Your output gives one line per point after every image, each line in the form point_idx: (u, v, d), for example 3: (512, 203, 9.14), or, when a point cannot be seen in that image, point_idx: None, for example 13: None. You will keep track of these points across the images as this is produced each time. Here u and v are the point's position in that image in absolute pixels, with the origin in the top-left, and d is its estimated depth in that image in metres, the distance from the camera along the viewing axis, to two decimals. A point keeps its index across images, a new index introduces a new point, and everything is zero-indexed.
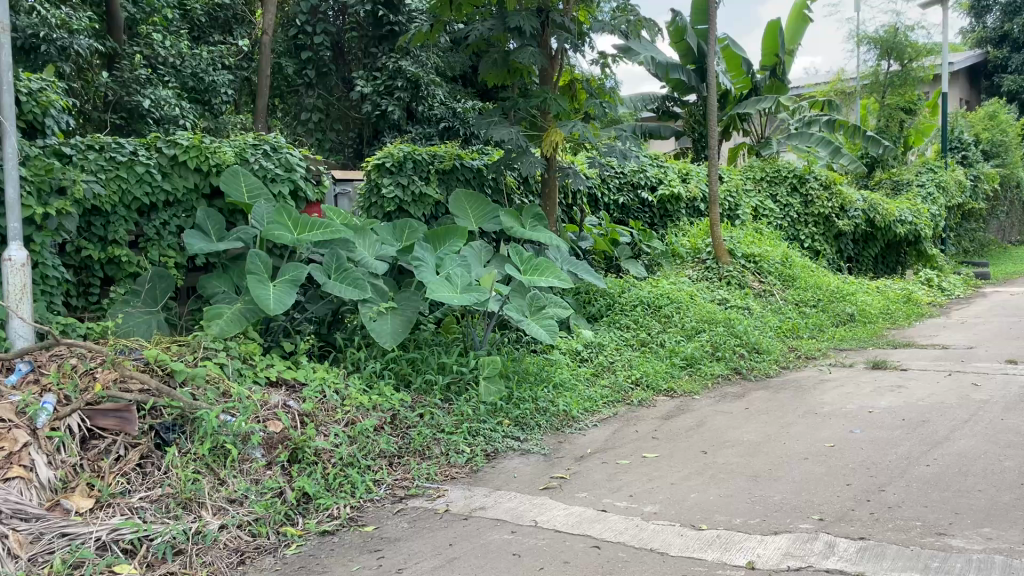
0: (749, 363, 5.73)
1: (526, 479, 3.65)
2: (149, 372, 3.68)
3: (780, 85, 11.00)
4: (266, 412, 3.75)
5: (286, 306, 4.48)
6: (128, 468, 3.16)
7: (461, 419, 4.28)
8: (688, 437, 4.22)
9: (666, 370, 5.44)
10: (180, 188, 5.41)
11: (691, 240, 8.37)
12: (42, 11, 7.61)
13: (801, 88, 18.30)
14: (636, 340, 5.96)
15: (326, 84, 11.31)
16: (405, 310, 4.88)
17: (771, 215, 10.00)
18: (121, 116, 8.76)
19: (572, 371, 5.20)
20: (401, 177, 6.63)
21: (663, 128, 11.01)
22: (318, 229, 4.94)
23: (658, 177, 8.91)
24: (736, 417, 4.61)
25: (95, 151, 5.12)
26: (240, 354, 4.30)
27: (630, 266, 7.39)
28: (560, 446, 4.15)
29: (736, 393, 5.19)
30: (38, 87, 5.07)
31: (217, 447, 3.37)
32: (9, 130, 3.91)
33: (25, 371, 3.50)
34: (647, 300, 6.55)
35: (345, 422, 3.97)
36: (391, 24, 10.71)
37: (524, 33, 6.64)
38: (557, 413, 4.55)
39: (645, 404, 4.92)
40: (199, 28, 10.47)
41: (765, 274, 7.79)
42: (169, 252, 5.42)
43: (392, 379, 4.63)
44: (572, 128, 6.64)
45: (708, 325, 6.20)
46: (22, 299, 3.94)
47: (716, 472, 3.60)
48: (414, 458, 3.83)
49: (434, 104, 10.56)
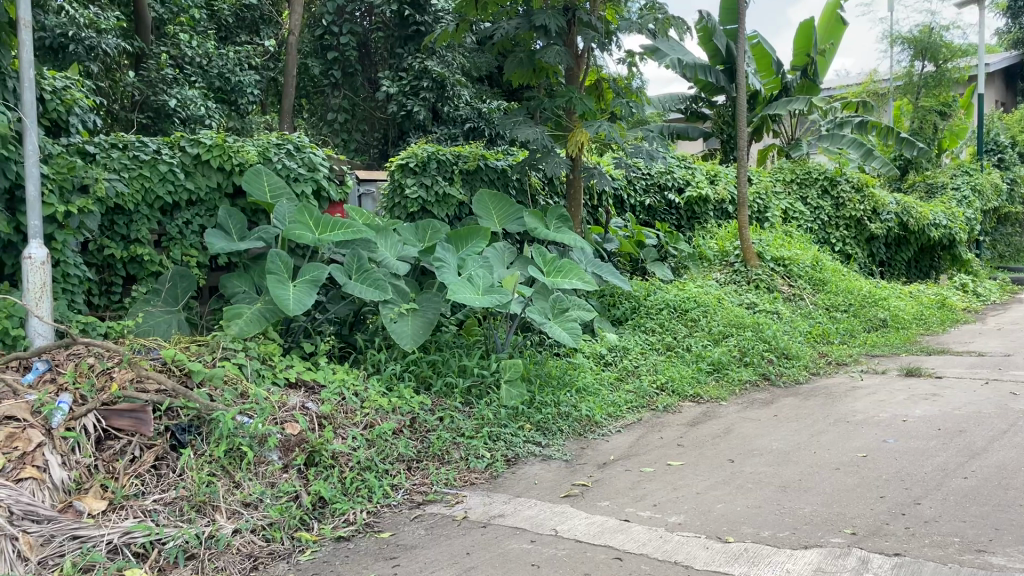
0: (777, 368, 5.59)
1: (547, 486, 3.56)
2: (167, 372, 3.64)
3: (813, 85, 10.89)
4: (284, 414, 3.70)
5: (306, 307, 4.42)
6: (142, 469, 3.12)
7: (481, 423, 4.20)
8: (715, 444, 4.11)
9: (693, 375, 5.32)
10: (202, 187, 5.39)
11: (719, 242, 8.22)
12: (71, 11, 7.67)
13: (832, 89, 18.04)
14: (662, 344, 5.84)
15: (352, 84, 11.30)
16: (426, 312, 4.81)
17: (801, 218, 9.80)
18: (148, 116, 8.80)
19: (595, 375, 5.10)
20: (424, 178, 6.58)
21: (690, 129, 10.83)
22: (340, 229, 4.89)
23: (686, 179, 8.77)
24: (764, 424, 4.48)
25: (118, 150, 5.13)
26: (259, 355, 4.25)
27: (656, 269, 7.27)
28: (583, 452, 4.06)
29: (765, 400, 5.06)
30: (63, 86, 5.08)
31: (233, 449, 3.31)
32: (30, 127, 3.88)
33: (42, 371, 3.47)
34: (673, 304, 6.43)
35: (364, 425, 3.90)
36: (417, 24, 10.67)
37: (549, 31, 6.51)
38: (579, 418, 4.46)
39: (670, 410, 4.80)
40: (226, 29, 10.51)
41: (795, 277, 7.62)
42: (191, 252, 5.40)
43: (412, 382, 4.56)
44: (597, 128, 6.51)
45: (736, 329, 6.07)
46: (41, 297, 3.92)
47: (744, 481, 3.49)
48: (433, 462, 3.76)
49: (460, 104, 10.53)
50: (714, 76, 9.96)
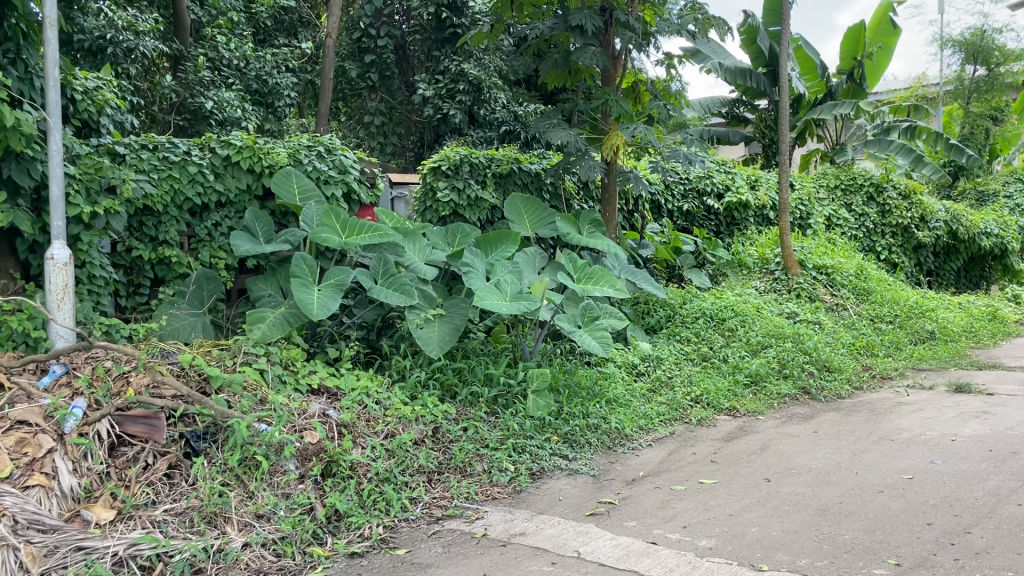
0: (818, 382, 5.37)
1: (572, 503, 3.41)
2: (185, 377, 3.57)
3: (859, 88, 10.46)
4: (303, 422, 3.60)
5: (330, 311, 4.32)
6: (155, 478, 3.04)
7: (506, 434, 4.07)
8: (751, 462, 3.92)
9: (729, 388, 5.12)
10: (232, 188, 5.34)
11: (759, 249, 7.99)
12: (109, 13, 7.73)
13: (880, 94, 17.59)
14: (698, 354, 5.65)
15: (389, 87, 11.26)
16: (453, 318, 4.69)
17: (845, 225, 9.48)
18: (185, 118, 8.85)
19: (627, 386, 4.93)
20: (457, 181, 6.46)
21: (732, 133, 10.55)
22: (367, 232, 4.79)
23: (726, 184, 8.54)
24: (804, 441, 4.28)
25: (148, 151, 5.11)
26: (282, 360, 4.16)
27: (693, 275, 7.07)
28: (611, 467, 3.89)
29: (805, 415, 4.84)
30: (94, 86, 5.07)
31: (247, 458, 3.21)
32: (54, 127, 3.86)
33: (59, 374, 3.40)
34: (710, 312, 6.24)
35: (385, 434, 3.79)
36: (455, 26, 10.58)
37: (586, 32, 6.34)
38: (608, 431, 4.30)
39: (704, 423, 4.62)
40: (265, 31, 10.56)
41: (838, 286, 7.36)
42: (219, 253, 5.36)
43: (436, 390, 4.44)
44: (634, 130, 6.31)
45: (775, 340, 5.84)
46: (63, 299, 3.91)
47: (780, 503, 3.30)
48: (454, 475, 3.63)
49: (496, 107, 10.43)
50: (756, 80, 9.80)
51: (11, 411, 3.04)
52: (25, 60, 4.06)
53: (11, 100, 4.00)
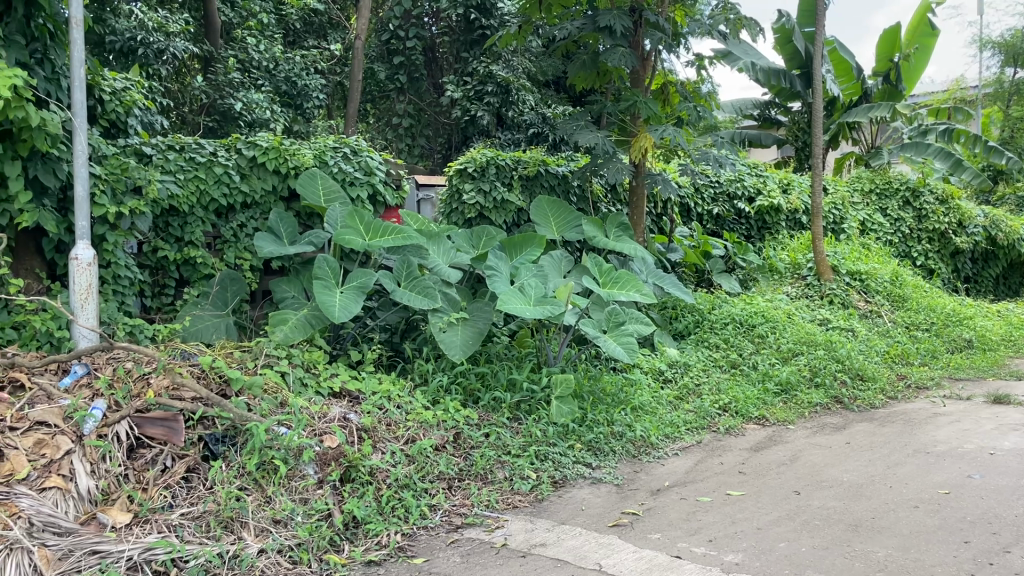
0: (850, 391, 5.23)
1: (595, 513, 3.33)
2: (206, 378, 3.54)
3: (894, 89, 10.31)
4: (322, 426, 3.56)
5: (352, 314, 4.28)
6: (173, 481, 3.02)
7: (529, 441, 4.00)
8: (780, 473, 3.81)
9: (759, 396, 5.00)
10: (258, 189, 5.34)
11: (791, 254, 7.84)
12: (140, 15, 7.83)
13: (917, 96, 17.25)
14: (726, 361, 5.54)
15: (418, 89, 11.24)
16: (476, 321, 4.63)
17: (880, 230, 9.27)
18: (214, 119, 8.90)
19: (654, 393, 4.84)
20: (483, 183, 6.41)
21: (764, 136, 10.38)
22: (391, 235, 4.75)
23: (757, 188, 8.39)
24: (836, 452, 4.16)
25: (175, 151, 5.12)
26: (303, 362, 4.12)
27: (722, 281, 6.94)
28: (635, 476, 3.81)
29: (837, 425, 4.71)
30: (122, 87, 5.09)
31: (266, 462, 3.17)
32: (79, 127, 3.87)
33: (80, 375, 3.39)
34: (740, 318, 6.11)
35: (406, 439, 3.74)
36: (483, 28, 10.54)
37: (614, 32, 6.25)
38: (633, 440, 4.20)
39: (733, 432, 4.51)
40: (294, 33, 10.60)
41: (873, 293, 7.18)
42: (244, 254, 5.35)
43: (458, 395, 4.38)
44: (663, 133, 6.18)
45: (806, 348, 5.71)
46: (87, 300, 3.91)
47: (810, 517, 3.19)
48: (475, 482, 3.57)
49: (524, 109, 10.34)
50: (789, 82, 9.65)
51: (31, 412, 3.02)
52: (53, 60, 4.08)
53: (38, 100, 4.01)
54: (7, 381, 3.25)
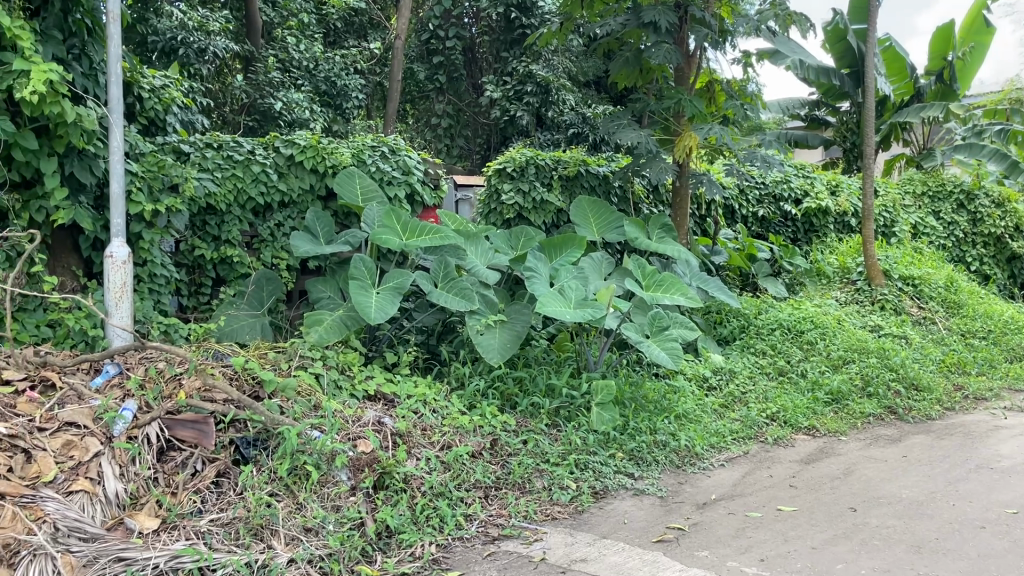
0: (905, 401, 5.00)
1: (638, 527, 3.18)
2: (239, 380, 3.46)
3: (949, 89, 9.93)
4: (356, 430, 3.46)
5: (388, 315, 4.18)
6: (203, 485, 2.93)
7: (569, 449, 3.85)
8: (834, 488, 3.62)
9: (808, 405, 4.80)
10: (295, 188, 5.28)
11: (840, 257, 7.59)
12: (181, 15, 7.89)
13: (970, 97, 16.71)
14: (773, 368, 5.34)
15: (457, 89, 11.15)
16: (514, 324, 4.49)
17: (932, 234, 8.94)
18: (254, 119, 8.89)
19: (698, 400, 4.66)
20: (522, 183, 6.29)
21: (811, 136, 10.11)
22: (428, 235, 4.64)
23: (804, 189, 8.14)
24: (891, 466, 3.94)
25: (213, 150, 5.08)
26: (338, 364, 4.03)
27: (768, 285, 6.74)
28: (680, 488, 3.64)
29: (892, 437, 4.49)
30: (162, 84, 5.07)
31: (298, 467, 3.07)
32: (115, 123, 3.83)
33: (111, 374, 3.34)
34: (787, 324, 5.90)
35: (441, 445, 3.62)
36: (523, 27, 10.43)
37: (659, 28, 6.07)
38: (677, 449, 4.04)
39: (782, 443, 4.32)
40: (335, 33, 10.59)
41: (926, 298, 6.91)
42: (281, 254, 5.29)
43: (496, 400, 4.25)
44: (708, 132, 6.04)
45: (858, 355, 5.48)
46: (121, 299, 3.85)
47: (868, 537, 3.00)
48: (512, 492, 3.44)
49: (564, 109, 10.19)
50: (840, 79, 9.38)
51: (60, 413, 2.96)
52: (91, 55, 4.05)
53: (75, 96, 3.98)
54: (39, 380, 3.19)
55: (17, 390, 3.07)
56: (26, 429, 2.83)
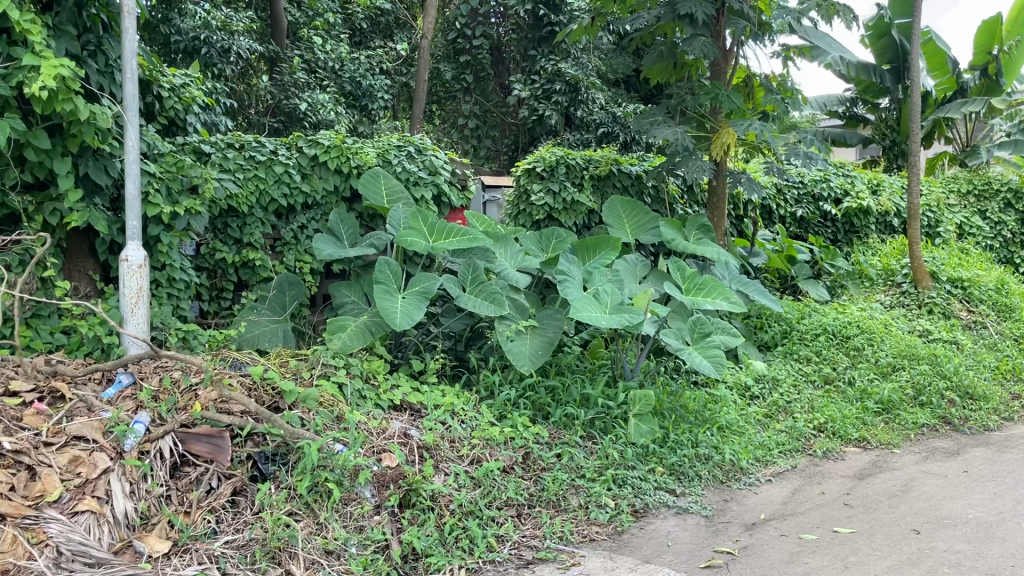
0: (960, 411, 4.71)
1: (683, 550, 2.95)
2: (257, 391, 3.28)
3: (994, 84, 9.53)
4: (381, 443, 3.27)
5: (414, 320, 3.98)
6: (218, 504, 2.75)
7: (605, 463, 3.63)
8: (894, 506, 3.36)
9: (858, 415, 4.52)
10: (319, 189, 5.11)
11: (883, 259, 7.28)
12: (205, 13, 7.75)
13: None
14: (819, 376, 5.07)
15: (484, 89, 10.95)
16: (546, 330, 4.28)
17: (978, 234, 8.59)
18: (280, 120, 8.83)
19: (740, 411, 4.42)
20: (552, 183, 6.08)
21: (848, 135, 9.82)
22: (456, 237, 4.45)
23: (844, 188, 7.81)
24: (953, 482, 3.67)
25: (235, 150, 4.93)
26: (362, 372, 3.85)
27: (809, 287, 6.48)
28: (726, 506, 3.40)
29: (949, 450, 4.21)
30: (182, 84, 4.94)
31: (318, 484, 2.88)
32: (129, 120, 3.68)
33: (124, 385, 3.18)
34: (832, 329, 5.62)
35: (470, 460, 3.42)
36: (552, 24, 10.21)
37: (696, 20, 5.82)
38: (721, 463, 3.80)
39: (832, 456, 4.06)
40: (361, 34, 10.47)
41: (977, 302, 6.56)
42: (305, 257, 5.13)
43: (527, 409, 4.04)
44: (747, 127, 5.74)
45: (908, 362, 5.18)
46: (137, 304, 3.71)
47: (937, 563, 2.75)
48: (547, 510, 3.23)
49: (594, 108, 9.92)
50: (879, 76, 9.20)
51: (68, 426, 2.80)
52: (107, 52, 3.93)
53: (90, 94, 3.85)
54: (48, 392, 3.03)
55: (24, 401, 2.92)
56: (31, 444, 2.67)
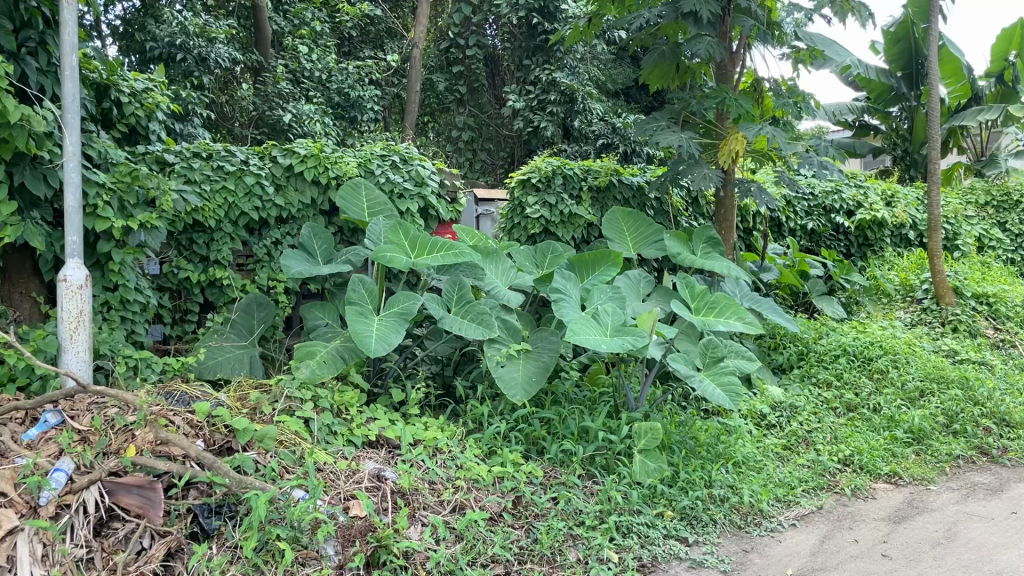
0: (999, 441, 4.26)
1: None
2: (204, 430, 2.85)
3: (1011, 91, 9.26)
4: (347, 490, 2.83)
5: (390, 345, 3.55)
6: (148, 568, 2.32)
7: (607, 508, 3.19)
8: (940, 558, 2.92)
9: (886, 446, 4.08)
10: (294, 203, 4.72)
11: (900, 273, 6.88)
12: (182, 20, 7.43)
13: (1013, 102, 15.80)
14: (841, 402, 4.64)
15: (478, 100, 10.63)
16: (541, 355, 3.85)
17: (999, 247, 8.15)
18: (263, 131, 8.42)
19: (757, 443, 3.99)
20: (549, 195, 5.67)
21: (860, 145, 9.51)
22: (440, 251, 4.02)
23: (857, 200, 7.41)
24: (1002, 528, 3.21)
25: (201, 159, 4.51)
26: (332, 405, 3.42)
27: (824, 305, 6.05)
28: (746, 559, 2.96)
29: (991, 486, 3.76)
30: (144, 88, 4.51)
31: (269, 544, 2.44)
32: (70, 124, 3.29)
33: (49, 426, 2.76)
34: (853, 350, 5.19)
35: (452, 507, 2.97)
36: (546, 33, 9.82)
37: (700, 19, 5.38)
38: (738, 506, 3.36)
39: (862, 495, 3.62)
40: (350, 43, 10.14)
41: (1004, 318, 6.11)
42: (278, 275, 4.72)
43: (520, 445, 3.60)
44: (759, 131, 5.30)
45: (937, 386, 4.74)
46: (78, 328, 3.30)
47: None
48: (539, 568, 2.78)
49: (592, 119, 9.48)
50: (894, 82, 8.99)
51: None
52: (50, 49, 3.53)
53: (28, 95, 3.45)
54: None
55: None
56: None
